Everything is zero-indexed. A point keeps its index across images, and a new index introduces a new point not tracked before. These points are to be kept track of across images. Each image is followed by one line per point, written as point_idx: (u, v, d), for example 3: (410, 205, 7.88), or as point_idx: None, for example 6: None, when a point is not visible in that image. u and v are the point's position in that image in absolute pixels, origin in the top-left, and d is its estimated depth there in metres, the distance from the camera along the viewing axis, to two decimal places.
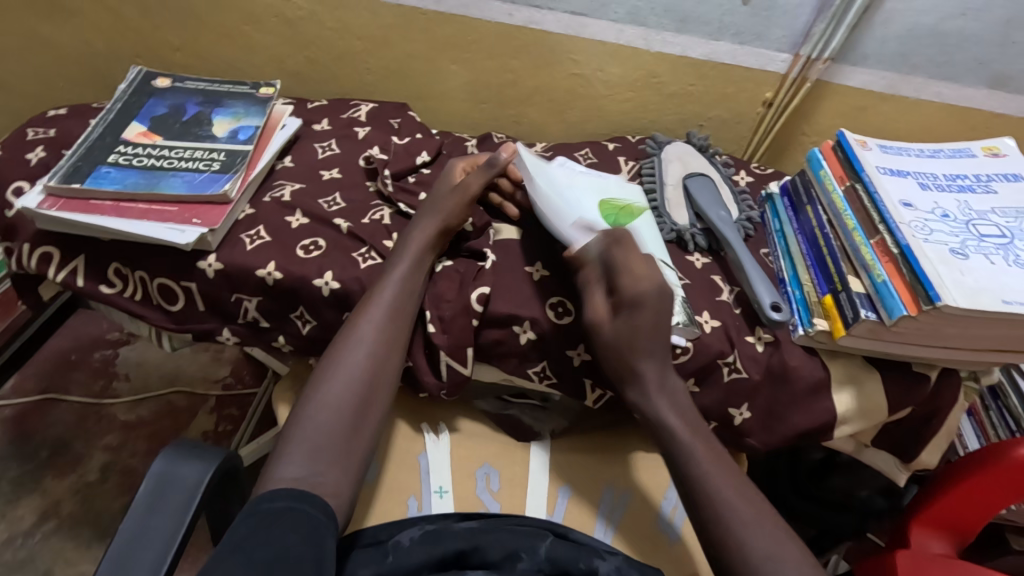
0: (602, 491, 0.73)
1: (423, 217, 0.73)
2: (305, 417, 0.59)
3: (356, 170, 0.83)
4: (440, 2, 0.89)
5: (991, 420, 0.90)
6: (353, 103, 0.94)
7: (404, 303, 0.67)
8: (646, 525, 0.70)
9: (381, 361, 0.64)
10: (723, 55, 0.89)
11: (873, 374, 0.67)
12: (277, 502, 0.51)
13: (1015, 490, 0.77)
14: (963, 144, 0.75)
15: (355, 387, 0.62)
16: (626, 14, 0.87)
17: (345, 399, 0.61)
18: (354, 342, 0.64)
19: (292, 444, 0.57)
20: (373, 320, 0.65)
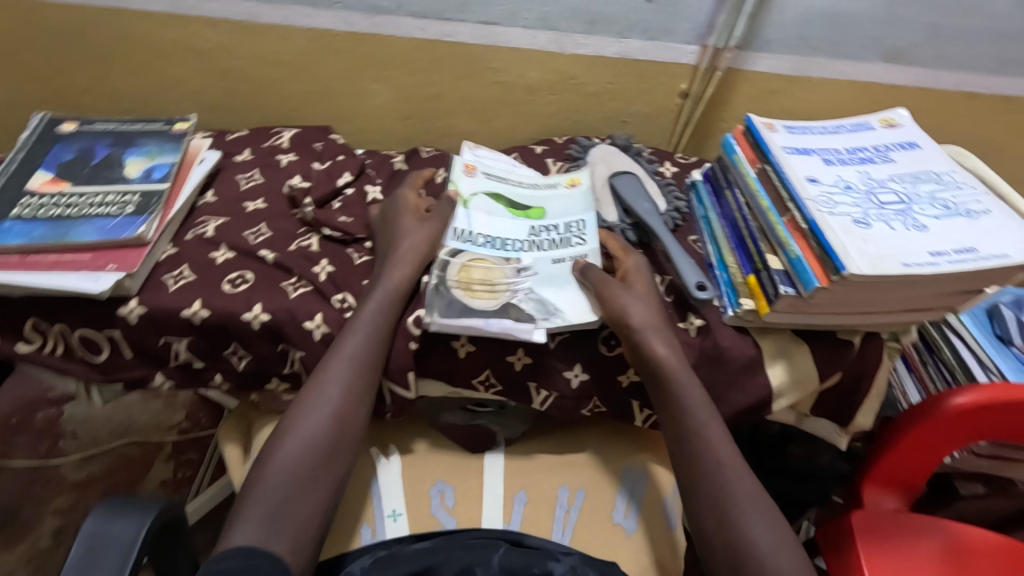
0: (557, 492, 0.73)
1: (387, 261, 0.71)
2: (265, 475, 0.58)
3: (280, 198, 0.82)
4: (351, 22, 0.89)
5: (930, 374, 0.97)
6: (275, 130, 0.93)
7: (371, 354, 0.65)
8: (603, 521, 0.71)
9: (346, 416, 0.63)
10: (636, 52, 0.92)
11: (801, 345, 0.70)
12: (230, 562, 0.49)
13: (958, 432, 0.81)
14: (863, 118, 0.79)
15: (317, 443, 0.60)
16: (536, 19, 0.89)
17: (307, 455, 0.60)
18: (317, 395, 0.63)
19: (253, 505, 0.56)
20: (338, 371, 0.64)
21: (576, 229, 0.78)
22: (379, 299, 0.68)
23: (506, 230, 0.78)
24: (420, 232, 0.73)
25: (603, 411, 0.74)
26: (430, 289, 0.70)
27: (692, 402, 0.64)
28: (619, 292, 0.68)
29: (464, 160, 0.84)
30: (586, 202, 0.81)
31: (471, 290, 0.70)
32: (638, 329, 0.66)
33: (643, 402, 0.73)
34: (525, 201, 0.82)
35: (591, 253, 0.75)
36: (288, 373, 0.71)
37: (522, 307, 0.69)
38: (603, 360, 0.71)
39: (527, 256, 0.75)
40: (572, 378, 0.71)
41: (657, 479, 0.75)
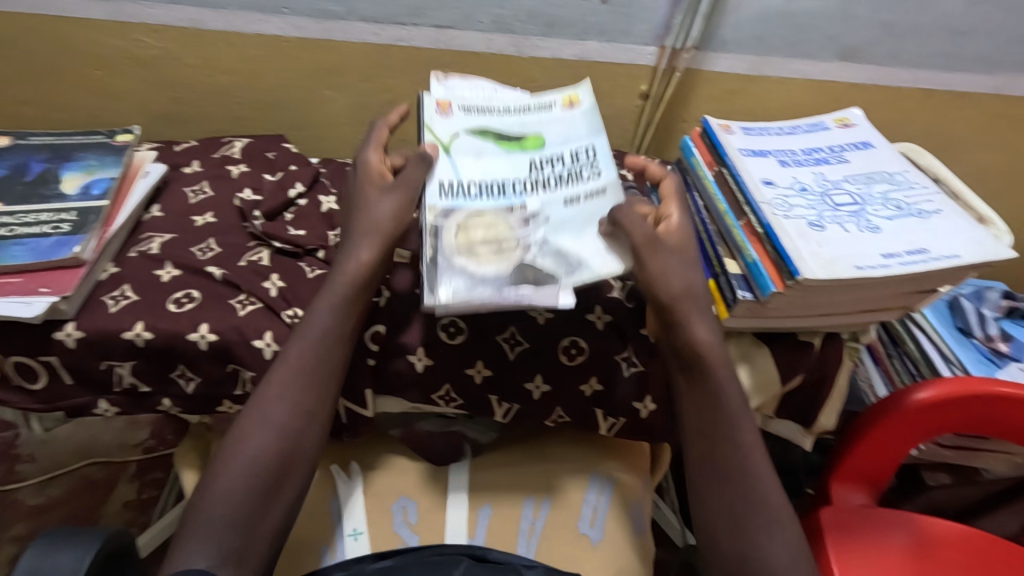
0: (522, 504, 0.72)
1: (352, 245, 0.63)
2: (209, 496, 0.56)
3: (230, 211, 0.79)
4: (301, 27, 0.87)
5: (895, 367, 0.98)
6: (226, 140, 0.90)
7: (323, 364, 0.61)
8: (569, 533, 0.69)
9: (296, 432, 0.60)
10: (594, 53, 0.91)
11: (762, 348, 0.69)
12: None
13: (935, 424, 0.81)
14: (818, 118, 0.79)
15: (266, 457, 0.58)
16: (492, 23, 0.87)
17: (257, 471, 0.57)
18: (266, 405, 0.60)
19: (199, 526, 0.54)
20: (286, 382, 0.60)
21: (586, 158, 0.68)
22: (330, 302, 0.62)
23: (502, 169, 0.67)
24: (389, 200, 0.64)
25: (567, 421, 0.73)
26: (389, 304, 0.68)
27: (726, 399, 0.61)
28: (663, 259, 0.61)
29: (434, 96, 0.71)
30: (589, 124, 0.71)
31: (476, 255, 0.59)
32: (677, 304, 0.60)
33: (608, 410, 0.71)
34: (514, 131, 0.70)
35: (608, 185, 0.66)
36: (240, 394, 0.68)
37: (539, 266, 0.59)
38: (565, 369, 0.69)
39: (532, 200, 0.64)
40: (534, 390, 0.70)
41: (624, 485, 0.74)
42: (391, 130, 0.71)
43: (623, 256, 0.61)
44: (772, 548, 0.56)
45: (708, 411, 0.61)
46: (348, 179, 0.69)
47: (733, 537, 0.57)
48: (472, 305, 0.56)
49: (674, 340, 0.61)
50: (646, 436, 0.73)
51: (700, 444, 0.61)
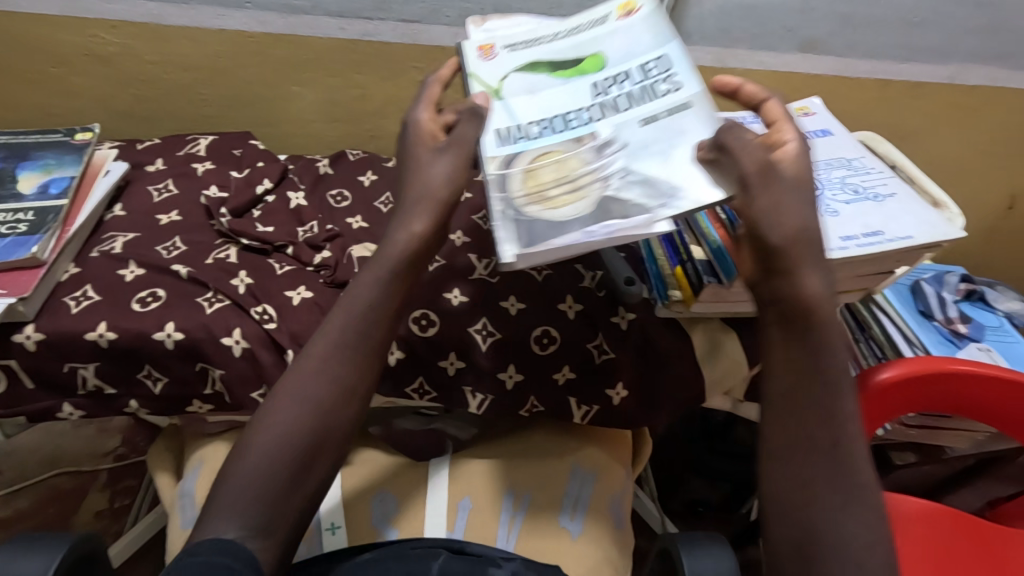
0: (503, 498, 0.71)
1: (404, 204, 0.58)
2: (241, 461, 0.51)
3: (196, 209, 0.78)
4: (265, 22, 0.86)
5: (862, 351, 0.98)
6: (190, 137, 0.88)
7: (363, 337, 0.55)
8: (547, 527, 0.69)
9: (332, 411, 0.54)
10: None
11: (730, 334, 0.72)
12: (205, 554, 0.45)
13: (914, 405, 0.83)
14: None
15: (305, 424, 0.53)
16: (458, 16, 0.88)
17: (295, 438, 0.52)
18: (306, 369, 0.55)
19: (223, 503, 0.49)
20: (329, 344, 0.55)
21: (658, 69, 0.59)
22: (376, 271, 0.56)
23: (560, 103, 0.59)
24: (442, 162, 0.57)
25: (541, 411, 0.73)
26: None
27: (828, 364, 0.50)
28: (776, 188, 0.51)
29: (474, 39, 0.64)
30: (653, 30, 0.61)
31: (550, 199, 0.53)
32: (790, 249, 0.50)
33: (581, 398, 0.71)
34: (569, 56, 0.61)
35: (692, 97, 0.57)
36: (210, 393, 0.67)
37: (624, 198, 0.52)
38: (538, 359, 0.70)
39: (602, 126, 0.57)
40: (507, 379, 0.70)
41: (603, 477, 0.75)
42: (443, 86, 0.63)
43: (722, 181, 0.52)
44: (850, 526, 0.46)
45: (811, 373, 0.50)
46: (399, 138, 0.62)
47: (804, 508, 0.47)
48: (559, 252, 0.51)
49: (779, 293, 0.51)
50: (616, 424, 0.73)
51: (787, 408, 0.50)
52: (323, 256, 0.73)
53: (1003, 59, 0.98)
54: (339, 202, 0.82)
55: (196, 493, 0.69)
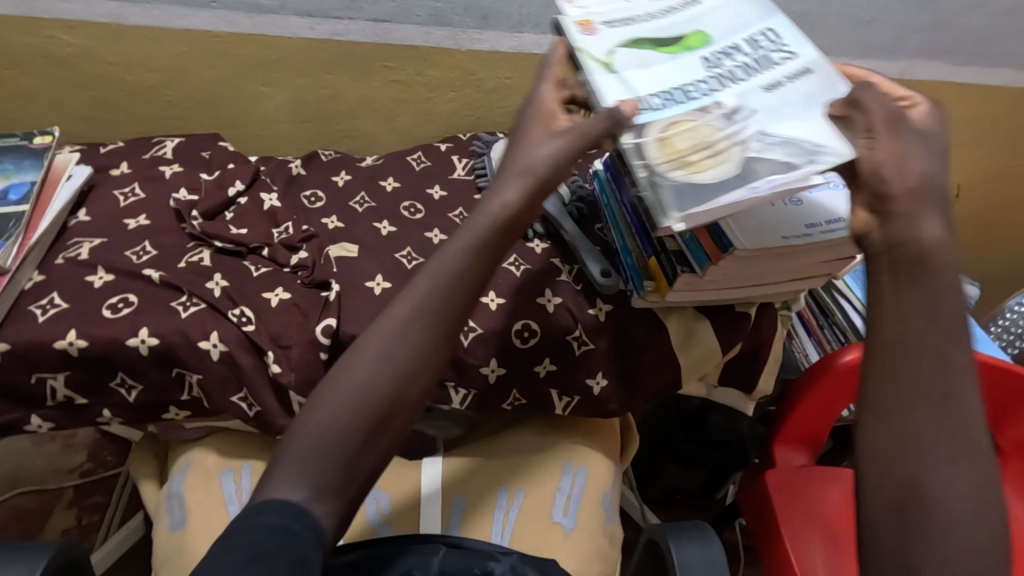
0: (496, 494, 0.72)
1: (503, 179, 0.58)
2: (310, 421, 0.48)
3: (165, 213, 0.76)
4: (232, 22, 0.85)
5: (827, 336, 1.05)
6: (156, 140, 0.86)
7: (450, 303, 0.53)
8: (539, 521, 0.70)
9: (413, 375, 0.51)
10: (531, 46, 0.93)
11: (703, 321, 0.73)
12: (263, 519, 0.43)
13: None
14: None
15: (379, 390, 0.49)
16: (429, 16, 0.88)
17: (370, 402, 0.49)
18: (384, 332, 0.51)
19: (289, 458, 0.47)
20: (410, 309, 0.52)
21: (768, 40, 0.60)
22: (468, 237, 0.55)
23: (675, 75, 0.59)
24: (554, 142, 0.58)
25: (524, 403, 0.76)
26: (339, 298, 0.68)
27: (939, 307, 0.44)
28: (901, 137, 0.48)
29: (572, 17, 0.65)
30: (753, 9, 0.64)
31: (691, 164, 0.53)
32: (914, 199, 0.46)
33: (561, 390, 0.74)
34: (671, 33, 0.62)
35: (809, 63, 0.58)
36: (187, 399, 0.66)
37: (766, 157, 0.52)
38: (519, 352, 0.71)
39: (725, 96, 0.56)
40: (489, 373, 0.71)
41: (594, 470, 0.76)
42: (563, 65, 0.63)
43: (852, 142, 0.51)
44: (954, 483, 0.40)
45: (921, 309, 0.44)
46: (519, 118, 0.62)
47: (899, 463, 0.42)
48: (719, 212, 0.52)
49: (894, 235, 0.46)
50: (593, 414, 0.75)
51: (889, 355, 0.44)
52: (300, 257, 0.73)
53: (947, 55, 1.03)
54: (313, 203, 0.83)
55: (184, 495, 0.69)
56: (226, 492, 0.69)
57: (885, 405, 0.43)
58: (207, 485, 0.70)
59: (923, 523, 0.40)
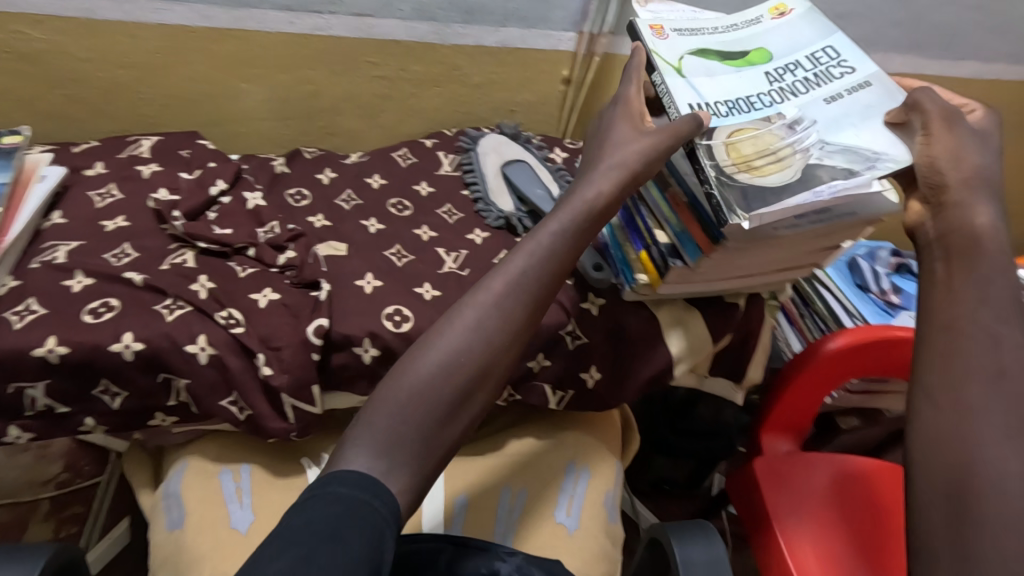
0: (499, 492, 0.72)
1: (589, 179, 0.63)
2: (390, 398, 0.53)
3: (145, 214, 0.74)
4: (209, 16, 0.82)
5: (808, 325, 1.09)
6: (131, 139, 0.83)
7: (530, 292, 0.58)
8: (542, 520, 0.70)
9: (489, 363, 0.56)
10: (515, 40, 0.92)
11: (694, 313, 0.74)
12: (342, 487, 0.47)
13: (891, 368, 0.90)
14: None
15: (457, 376, 0.54)
16: (412, 10, 0.87)
17: (447, 386, 0.54)
18: (467, 323, 0.57)
19: (371, 429, 0.51)
20: (489, 304, 0.57)
21: (827, 58, 0.66)
22: (556, 230, 0.61)
23: (739, 87, 0.64)
24: (644, 140, 0.62)
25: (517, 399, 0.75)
26: (329, 297, 0.67)
27: (991, 296, 0.50)
28: (956, 132, 0.56)
29: (645, 20, 0.69)
30: (812, 28, 0.69)
31: (756, 169, 0.58)
32: (965, 189, 0.54)
33: (555, 386, 0.74)
34: (737, 48, 0.68)
35: (868, 79, 0.63)
36: (174, 404, 0.65)
37: (827, 164, 0.57)
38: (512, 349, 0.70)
39: (788, 107, 0.61)
40: None
41: (594, 464, 0.76)
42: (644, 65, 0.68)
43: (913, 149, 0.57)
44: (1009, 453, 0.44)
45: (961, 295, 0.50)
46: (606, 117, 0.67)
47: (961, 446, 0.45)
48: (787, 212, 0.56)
49: (945, 224, 0.54)
50: (588, 407, 0.76)
51: (943, 339, 0.50)
52: (287, 256, 0.71)
53: (920, 49, 1.06)
54: (299, 201, 0.81)
55: (183, 493, 0.68)
56: (225, 492, 0.68)
57: (934, 385, 0.48)
58: (206, 482, 0.69)
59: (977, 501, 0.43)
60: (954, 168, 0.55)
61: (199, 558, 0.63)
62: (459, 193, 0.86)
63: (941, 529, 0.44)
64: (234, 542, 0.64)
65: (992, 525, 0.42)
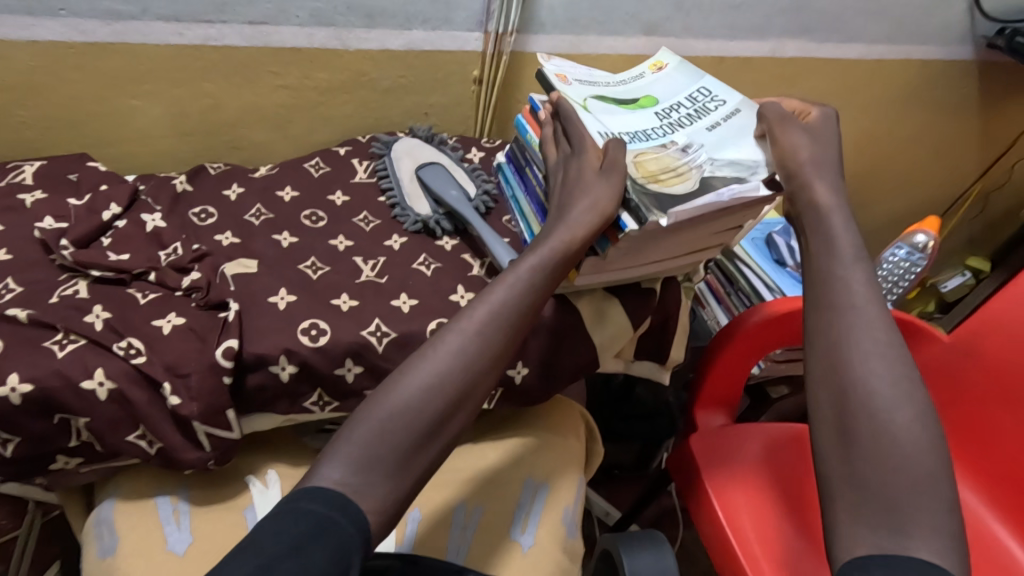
0: (453, 507, 0.71)
1: (550, 227, 0.66)
2: (367, 416, 0.54)
3: (29, 246, 0.69)
4: (86, 31, 0.78)
5: (734, 302, 1.13)
6: (12, 166, 0.78)
7: (514, 320, 0.60)
8: (497, 534, 0.70)
9: (469, 386, 0.57)
10: (421, 43, 0.92)
11: (613, 301, 0.76)
12: (309, 502, 0.47)
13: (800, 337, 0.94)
14: (637, 67, 0.86)
15: (437, 398, 0.55)
16: (309, 16, 0.84)
17: (427, 407, 0.54)
18: (455, 343, 0.58)
19: (347, 445, 0.52)
20: (478, 328, 0.59)
21: (703, 96, 0.79)
22: (537, 259, 0.63)
23: (636, 123, 0.76)
24: (606, 183, 0.66)
25: None
26: (238, 318, 0.64)
27: (840, 248, 0.62)
28: (791, 132, 0.68)
29: (550, 72, 0.79)
30: (685, 76, 0.82)
31: (662, 181, 0.66)
32: (807, 175, 0.66)
33: None
34: (628, 95, 0.80)
35: (738, 108, 0.76)
36: (76, 445, 0.62)
37: (718, 174, 0.66)
38: None
39: (678, 136, 0.72)
40: None
41: (548, 474, 0.76)
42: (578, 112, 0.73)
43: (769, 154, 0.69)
44: (874, 376, 0.56)
45: (824, 256, 0.63)
46: (566, 166, 0.70)
47: (839, 378, 0.57)
48: (698, 211, 0.63)
49: (799, 209, 0.66)
50: (518, 403, 0.76)
51: (813, 292, 0.62)
52: (191, 278, 0.68)
53: (809, 34, 1.13)
54: (204, 220, 0.78)
55: (115, 520, 0.65)
56: (162, 515, 0.66)
57: (816, 330, 0.60)
58: (139, 510, 0.66)
59: (853, 422, 0.55)
60: (806, 158, 0.67)
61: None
62: (374, 200, 0.84)
63: (832, 450, 0.55)
64: (168, 563, 0.62)
65: (869, 438, 0.54)
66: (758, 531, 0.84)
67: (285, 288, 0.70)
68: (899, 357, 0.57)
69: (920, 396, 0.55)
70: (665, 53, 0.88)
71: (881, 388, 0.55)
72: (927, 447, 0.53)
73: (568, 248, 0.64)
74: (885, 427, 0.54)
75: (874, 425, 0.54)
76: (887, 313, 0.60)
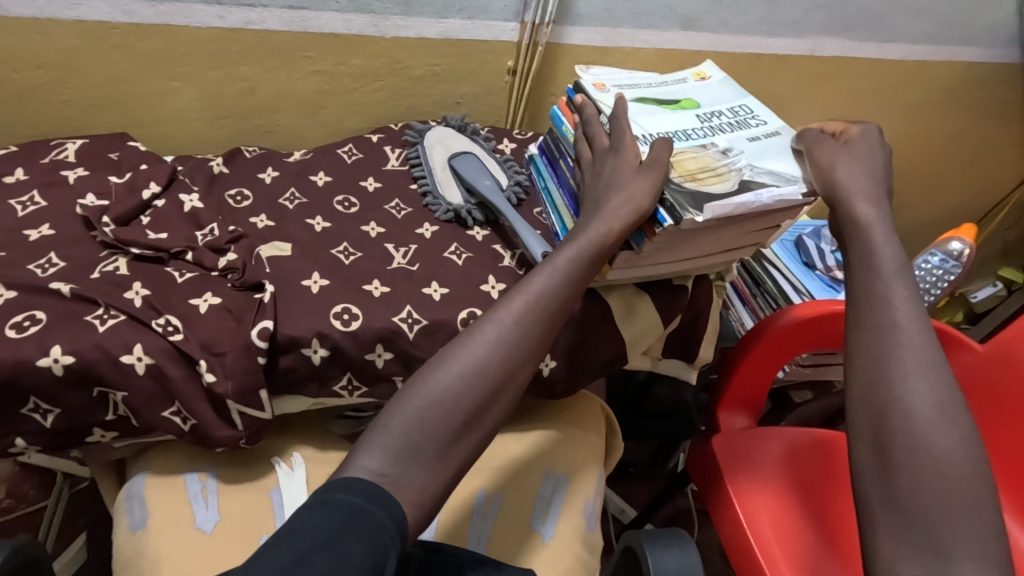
0: (474, 497, 0.71)
1: (585, 223, 0.65)
2: (402, 408, 0.54)
3: (71, 221, 0.70)
4: (130, 12, 0.78)
5: (760, 304, 1.12)
6: (55, 142, 0.79)
7: (549, 313, 0.60)
8: (517, 524, 0.70)
9: (504, 381, 0.56)
10: (456, 31, 0.91)
11: (644, 297, 0.75)
12: (346, 494, 0.47)
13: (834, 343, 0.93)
14: (679, 72, 0.85)
15: (471, 392, 0.55)
16: (347, 2, 0.85)
17: (463, 400, 0.54)
18: (491, 334, 0.58)
19: (384, 436, 0.52)
20: (512, 322, 0.58)
21: (744, 112, 0.77)
22: (572, 255, 0.63)
23: (674, 124, 0.75)
24: (642, 181, 0.65)
25: None
26: (273, 300, 0.65)
27: (883, 263, 0.60)
28: (829, 147, 0.68)
29: (588, 80, 0.79)
30: (728, 89, 0.82)
31: (699, 181, 0.66)
32: (847, 187, 0.64)
33: None
34: (669, 97, 0.79)
35: (779, 129, 0.74)
36: (112, 419, 0.63)
37: (758, 179, 0.65)
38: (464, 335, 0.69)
39: (718, 140, 0.71)
40: None
41: (569, 467, 0.76)
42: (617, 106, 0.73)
43: (808, 170, 0.68)
44: (917, 395, 0.54)
45: (865, 269, 0.61)
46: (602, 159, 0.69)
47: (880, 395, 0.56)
48: (739, 210, 0.62)
49: (838, 221, 0.65)
50: (544, 395, 0.76)
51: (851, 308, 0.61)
52: (227, 259, 0.69)
53: (850, 32, 1.10)
54: (240, 202, 0.79)
55: (145, 494, 0.66)
56: (191, 492, 0.67)
57: (852, 344, 0.59)
58: (170, 484, 0.67)
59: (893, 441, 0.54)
60: (845, 171, 0.65)
61: (161, 559, 0.62)
62: (406, 188, 0.85)
63: (871, 470, 0.54)
64: (196, 541, 0.63)
65: (911, 458, 0.52)
66: (778, 535, 0.83)
67: (317, 272, 0.70)
68: (941, 373, 0.55)
69: (963, 415, 0.54)
70: (706, 65, 0.88)
71: (922, 407, 0.54)
72: (967, 465, 0.52)
73: (603, 243, 0.63)
74: (924, 444, 0.52)
75: (910, 439, 0.53)
76: (928, 329, 0.58)
